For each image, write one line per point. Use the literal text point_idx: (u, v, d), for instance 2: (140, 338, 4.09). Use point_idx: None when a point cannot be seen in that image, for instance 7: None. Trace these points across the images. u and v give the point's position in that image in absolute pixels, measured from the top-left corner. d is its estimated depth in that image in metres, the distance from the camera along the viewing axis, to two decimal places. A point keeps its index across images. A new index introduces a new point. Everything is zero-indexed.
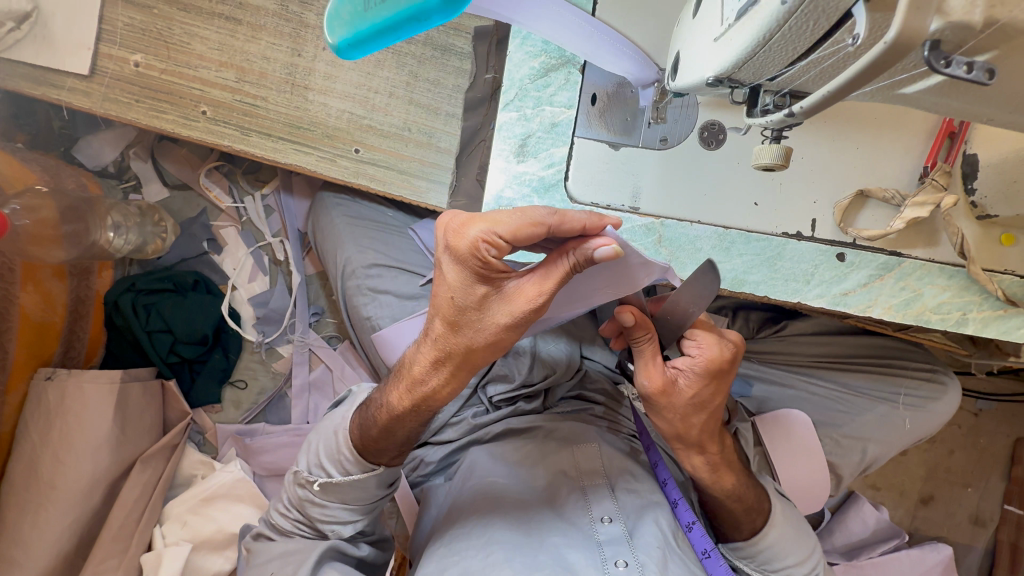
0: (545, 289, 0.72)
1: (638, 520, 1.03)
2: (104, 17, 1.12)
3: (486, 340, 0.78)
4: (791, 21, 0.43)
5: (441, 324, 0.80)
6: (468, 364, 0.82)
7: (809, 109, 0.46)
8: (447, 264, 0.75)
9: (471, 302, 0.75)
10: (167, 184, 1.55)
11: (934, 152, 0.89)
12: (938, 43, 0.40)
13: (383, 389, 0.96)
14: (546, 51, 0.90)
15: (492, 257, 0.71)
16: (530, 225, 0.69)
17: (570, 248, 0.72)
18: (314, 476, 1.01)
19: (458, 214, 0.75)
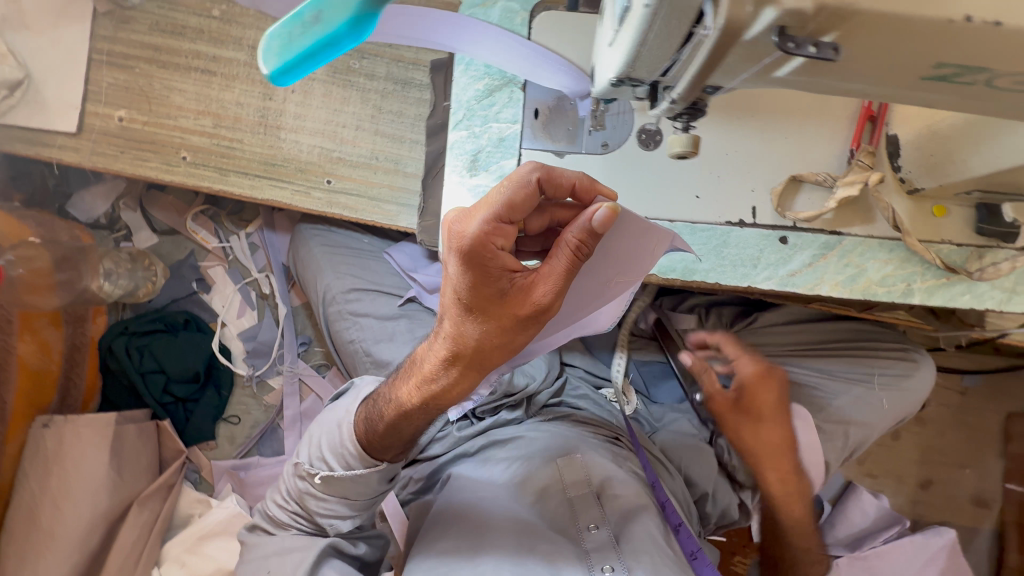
0: (553, 274, 0.75)
1: (626, 525, 1.01)
2: (90, 79, 1.22)
3: (499, 338, 0.79)
4: (656, 20, 0.49)
5: (450, 326, 0.82)
6: (477, 363, 0.83)
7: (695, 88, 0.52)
8: (451, 262, 0.78)
9: (482, 295, 0.77)
10: (156, 231, 1.62)
11: (858, 135, 0.95)
12: (782, 29, 0.46)
13: (392, 384, 0.97)
14: (489, 74, 0.98)
15: (497, 245, 0.75)
16: (525, 196, 0.75)
17: (569, 229, 0.74)
18: (315, 468, 1.05)
19: (460, 210, 0.79)
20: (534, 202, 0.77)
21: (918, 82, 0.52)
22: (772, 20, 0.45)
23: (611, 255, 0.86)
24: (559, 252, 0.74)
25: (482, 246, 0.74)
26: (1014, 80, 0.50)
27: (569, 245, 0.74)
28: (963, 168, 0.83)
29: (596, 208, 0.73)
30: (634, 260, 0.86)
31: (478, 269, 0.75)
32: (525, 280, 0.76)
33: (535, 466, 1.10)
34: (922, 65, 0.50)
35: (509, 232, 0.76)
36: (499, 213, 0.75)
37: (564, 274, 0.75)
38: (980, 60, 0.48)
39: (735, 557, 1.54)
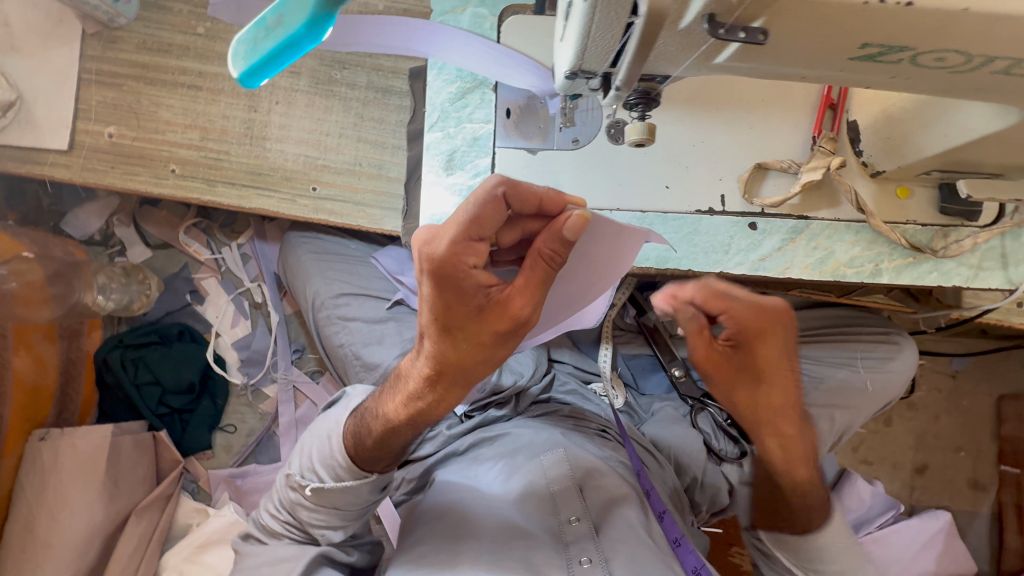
0: (528, 290, 0.72)
1: (605, 517, 1.02)
2: (80, 98, 1.26)
3: (480, 356, 0.77)
4: (597, 14, 0.53)
5: (430, 346, 0.78)
6: (459, 380, 0.80)
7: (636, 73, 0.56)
8: (424, 283, 0.73)
9: (459, 316, 0.73)
10: (150, 245, 1.66)
11: (819, 123, 0.98)
12: (712, 16, 0.51)
13: (379, 398, 0.95)
14: (461, 77, 1.02)
15: (469, 263, 0.70)
16: (496, 212, 0.71)
17: (539, 240, 0.71)
18: (307, 479, 1.02)
19: (432, 227, 0.74)
20: (504, 215, 0.72)
21: (849, 61, 0.57)
22: (703, 8, 0.50)
23: (586, 263, 0.85)
24: (533, 263, 0.72)
25: (454, 265, 0.70)
26: (934, 57, 0.55)
27: (542, 262, 0.72)
28: (915, 149, 0.85)
29: (565, 217, 0.70)
30: (609, 263, 0.84)
31: (452, 290, 0.71)
32: (500, 295, 0.73)
33: (522, 461, 1.11)
34: (850, 45, 0.54)
35: (483, 250, 0.71)
36: (466, 230, 0.70)
37: (539, 286, 0.72)
38: (900, 39, 0.53)
39: (733, 548, 1.55)
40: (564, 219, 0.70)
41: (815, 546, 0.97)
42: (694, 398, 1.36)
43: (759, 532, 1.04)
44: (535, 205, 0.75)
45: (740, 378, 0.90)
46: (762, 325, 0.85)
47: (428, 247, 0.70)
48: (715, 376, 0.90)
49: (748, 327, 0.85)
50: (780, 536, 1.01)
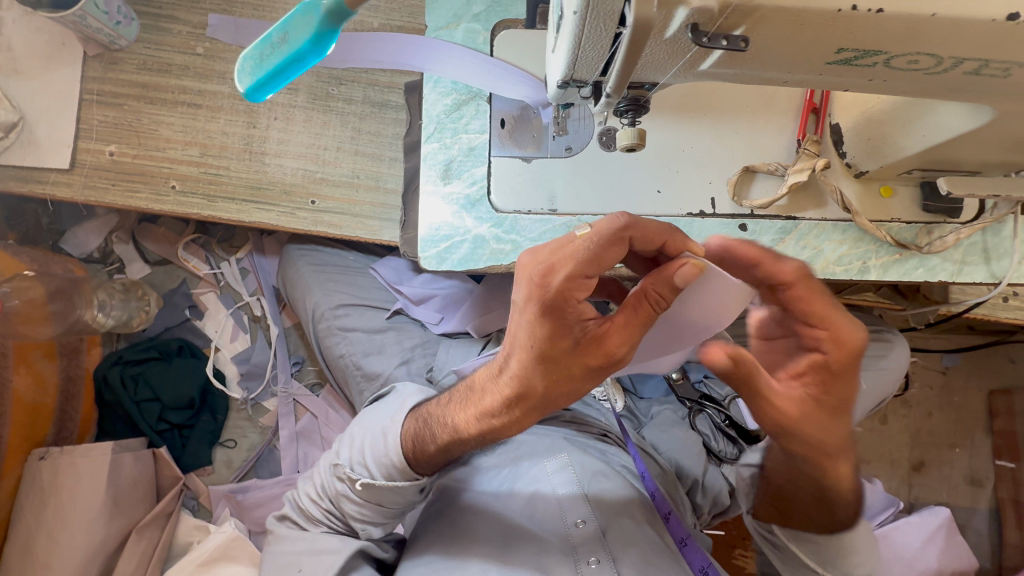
0: (630, 330, 0.71)
1: (613, 518, 1.02)
2: (81, 118, 1.28)
3: (567, 386, 0.76)
4: (587, 25, 0.55)
5: (517, 369, 0.78)
6: (540, 407, 0.80)
7: (624, 81, 0.59)
8: (525, 309, 0.74)
9: (555, 346, 0.73)
10: (149, 262, 1.67)
11: (803, 126, 1.02)
12: (695, 26, 0.54)
13: (447, 405, 0.93)
14: (456, 90, 1.05)
15: (579, 296, 0.70)
16: (613, 250, 0.70)
17: (649, 280, 0.70)
18: (356, 472, 1.01)
19: (540, 256, 0.74)
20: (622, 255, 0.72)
21: (826, 66, 0.60)
22: (689, 16, 0.53)
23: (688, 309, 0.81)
24: (638, 303, 0.71)
25: (562, 298, 0.70)
26: (906, 59, 0.58)
27: (648, 306, 0.71)
28: (895, 149, 0.88)
29: (679, 263, 0.70)
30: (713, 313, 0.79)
31: (554, 320, 0.71)
32: (599, 329, 0.72)
33: (527, 467, 1.12)
34: (827, 51, 0.57)
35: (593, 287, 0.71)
36: (581, 266, 0.70)
37: (640, 326, 0.71)
38: (874, 43, 0.56)
39: (735, 550, 1.56)
40: (677, 267, 0.70)
41: (838, 545, 0.89)
42: (693, 401, 1.38)
43: (772, 526, 0.94)
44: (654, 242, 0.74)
45: (825, 419, 0.77)
46: (857, 356, 0.74)
47: (543, 275, 0.70)
48: (797, 423, 0.76)
49: (841, 360, 0.74)
50: (802, 535, 0.92)
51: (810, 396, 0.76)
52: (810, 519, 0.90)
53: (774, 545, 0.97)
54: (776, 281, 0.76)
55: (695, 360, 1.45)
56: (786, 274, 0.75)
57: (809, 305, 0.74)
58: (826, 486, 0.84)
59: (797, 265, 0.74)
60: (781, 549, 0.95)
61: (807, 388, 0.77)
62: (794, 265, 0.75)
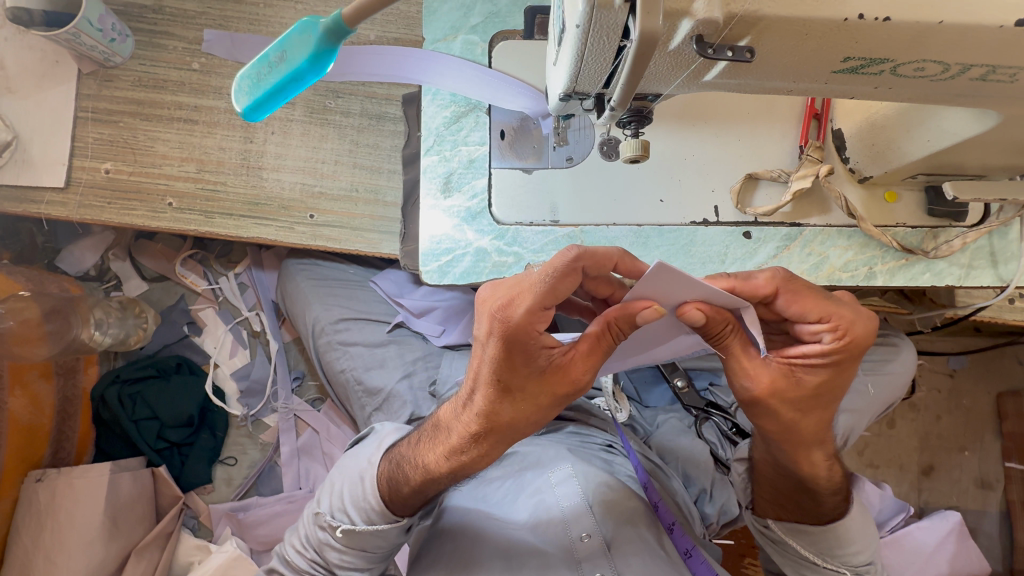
0: (591, 358, 0.72)
1: (617, 531, 1.00)
2: (76, 135, 1.27)
3: (533, 416, 0.76)
4: (590, 38, 0.54)
5: (483, 404, 0.76)
6: (507, 438, 0.79)
7: (627, 93, 0.58)
8: (488, 344, 0.72)
9: (520, 379, 0.72)
10: (146, 278, 1.65)
11: (805, 133, 1.01)
12: (700, 37, 0.53)
13: (417, 445, 0.91)
14: (455, 102, 1.04)
15: (539, 329, 0.70)
16: (569, 282, 0.69)
17: (612, 312, 0.71)
18: (337, 519, 0.99)
19: (498, 288, 0.72)
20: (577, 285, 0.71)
21: (834, 75, 0.59)
22: (693, 28, 0.52)
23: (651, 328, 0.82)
24: (600, 335, 0.72)
25: (524, 332, 0.69)
26: (915, 66, 0.57)
27: (609, 336, 0.72)
28: (900, 154, 0.87)
29: (643, 303, 0.69)
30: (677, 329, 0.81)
31: (517, 355, 0.70)
32: (563, 359, 0.72)
33: (530, 480, 1.09)
34: (834, 59, 0.56)
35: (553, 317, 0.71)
36: (540, 298, 0.69)
37: (602, 354, 0.73)
38: (881, 51, 0.55)
39: (745, 559, 1.54)
40: (638, 302, 0.70)
41: (834, 535, 0.90)
42: (699, 409, 1.37)
43: (768, 521, 0.95)
44: (605, 267, 0.74)
45: (808, 401, 0.75)
46: (857, 345, 0.72)
47: (503, 310, 0.69)
48: (771, 395, 0.74)
49: (840, 348, 0.72)
50: (798, 528, 0.92)
51: (794, 376, 0.74)
52: (799, 511, 0.92)
53: (773, 541, 0.97)
54: (758, 297, 0.74)
55: (700, 367, 1.44)
56: (762, 286, 0.74)
57: (800, 297, 0.73)
58: (817, 478, 0.85)
59: (771, 274, 0.74)
60: (778, 543, 0.96)
61: (795, 370, 0.74)
62: (768, 275, 0.74)
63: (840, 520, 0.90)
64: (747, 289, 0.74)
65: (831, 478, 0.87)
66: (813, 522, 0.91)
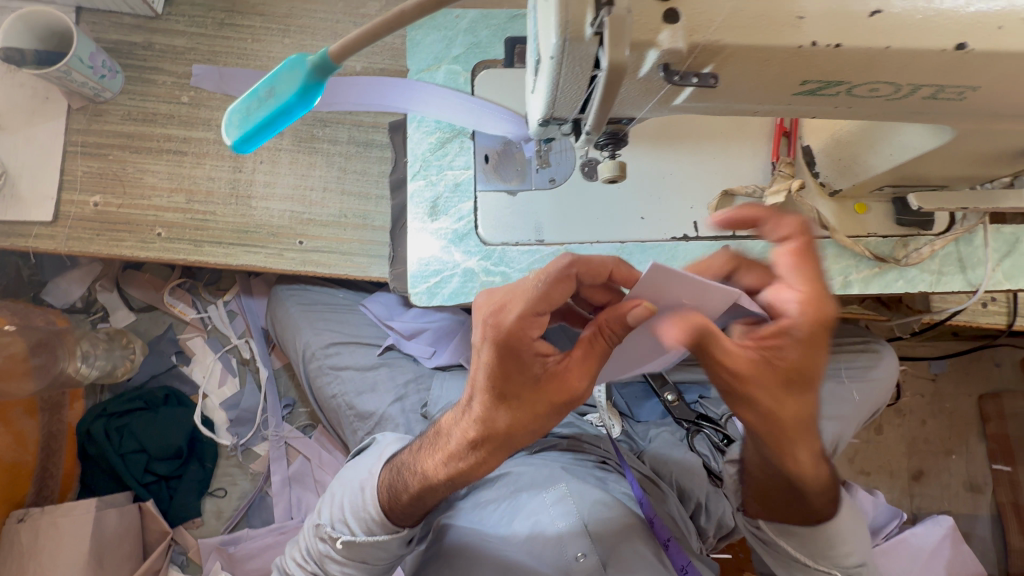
0: (587, 364, 0.74)
1: (615, 549, 1.00)
2: (65, 170, 1.28)
3: (531, 424, 0.76)
4: (564, 66, 0.58)
5: (479, 410, 0.78)
6: (505, 446, 0.79)
7: (600, 117, 0.61)
8: (483, 349, 0.75)
9: (515, 383, 0.74)
10: (133, 309, 1.64)
11: (776, 150, 1.06)
12: (667, 66, 0.57)
13: (416, 453, 0.92)
14: (440, 128, 1.07)
15: (533, 335, 0.73)
16: (561, 287, 0.74)
17: (603, 315, 0.73)
18: (337, 530, 0.99)
19: (494, 295, 0.76)
20: (570, 292, 0.75)
21: (793, 97, 0.63)
22: (662, 55, 0.56)
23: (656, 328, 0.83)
24: (594, 339, 0.74)
25: (518, 338, 0.72)
26: (868, 87, 0.61)
27: (604, 340, 0.73)
28: (865, 167, 0.91)
29: (632, 302, 0.71)
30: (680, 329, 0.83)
31: (511, 360, 0.73)
32: (558, 366, 0.74)
33: (525, 500, 1.09)
34: (792, 83, 0.60)
35: (546, 323, 0.74)
36: (533, 305, 0.72)
37: (597, 358, 0.74)
38: (835, 74, 0.59)
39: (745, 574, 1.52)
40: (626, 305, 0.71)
41: (826, 537, 0.89)
42: (689, 421, 1.36)
43: (760, 522, 0.93)
44: (600, 276, 0.80)
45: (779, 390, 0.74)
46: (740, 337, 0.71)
47: (497, 317, 0.72)
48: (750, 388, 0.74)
49: (806, 330, 0.72)
50: (787, 528, 0.92)
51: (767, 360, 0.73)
52: (794, 512, 0.90)
53: (762, 541, 0.97)
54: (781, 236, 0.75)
55: (689, 381, 1.46)
56: (785, 228, 0.75)
57: (801, 262, 0.74)
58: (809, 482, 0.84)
59: (799, 220, 0.74)
60: (768, 544, 0.96)
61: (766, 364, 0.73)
62: (795, 220, 0.74)
63: (830, 521, 0.89)
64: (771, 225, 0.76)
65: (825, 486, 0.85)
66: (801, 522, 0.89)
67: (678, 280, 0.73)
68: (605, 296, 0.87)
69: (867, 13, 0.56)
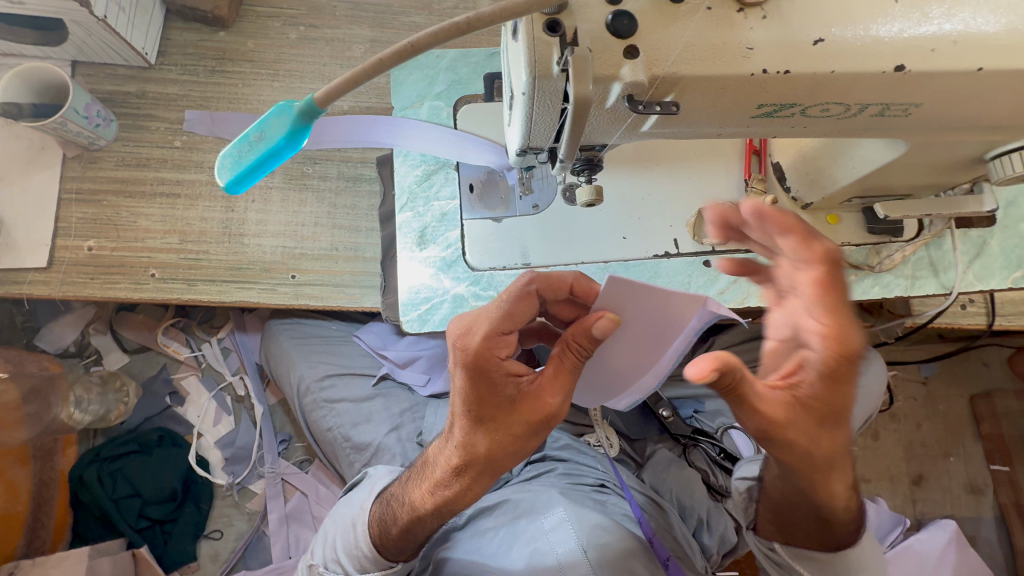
0: (560, 380, 0.76)
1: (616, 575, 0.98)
2: (59, 217, 1.30)
3: (510, 446, 0.77)
4: (535, 101, 0.62)
5: (460, 435, 0.79)
6: (489, 470, 0.80)
7: (571, 143, 0.65)
8: (455, 373, 0.78)
9: (490, 405, 0.75)
10: (127, 350, 1.64)
11: (748, 167, 1.10)
12: (631, 96, 0.61)
13: (404, 483, 0.93)
14: (425, 161, 1.13)
15: (499, 354, 0.76)
16: (523, 304, 0.79)
17: (570, 330, 0.75)
18: (331, 571, 0.99)
19: (463, 319, 0.81)
20: (532, 309, 0.80)
21: (752, 119, 0.67)
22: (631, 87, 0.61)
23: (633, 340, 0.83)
24: (562, 354, 0.75)
25: (485, 358, 0.75)
26: (820, 108, 0.66)
27: (573, 353, 0.75)
28: (832, 180, 0.95)
29: (596, 315, 0.73)
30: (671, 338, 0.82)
31: (482, 381, 0.75)
32: (530, 384, 0.76)
33: (524, 527, 1.09)
34: (749, 107, 0.65)
35: (513, 341, 0.77)
36: (497, 324, 0.77)
37: (568, 376, 0.75)
38: (788, 98, 0.64)
39: None
40: (590, 317, 0.74)
41: (846, 562, 0.88)
42: (687, 437, 1.39)
43: (772, 543, 0.92)
44: (561, 290, 0.83)
45: (811, 428, 0.75)
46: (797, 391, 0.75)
47: (463, 339, 0.76)
48: (784, 428, 0.73)
49: (841, 363, 0.73)
50: (804, 553, 0.90)
51: (797, 401, 0.74)
52: (810, 537, 0.89)
53: (778, 566, 0.94)
54: (805, 264, 0.73)
55: (683, 396, 1.47)
56: (812, 256, 0.72)
57: (828, 293, 0.72)
58: (828, 508, 0.84)
59: (825, 247, 0.71)
60: (783, 567, 0.93)
61: (793, 390, 0.75)
62: (821, 247, 0.71)
63: (851, 547, 0.89)
64: (797, 253, 0.73)
65: (848, 507, 0.85)
66: (819, 547, 0.88)
67: (644, 295, 0.76)
68: (572, 313, 0.88)
69: (810, 43, 0.61)
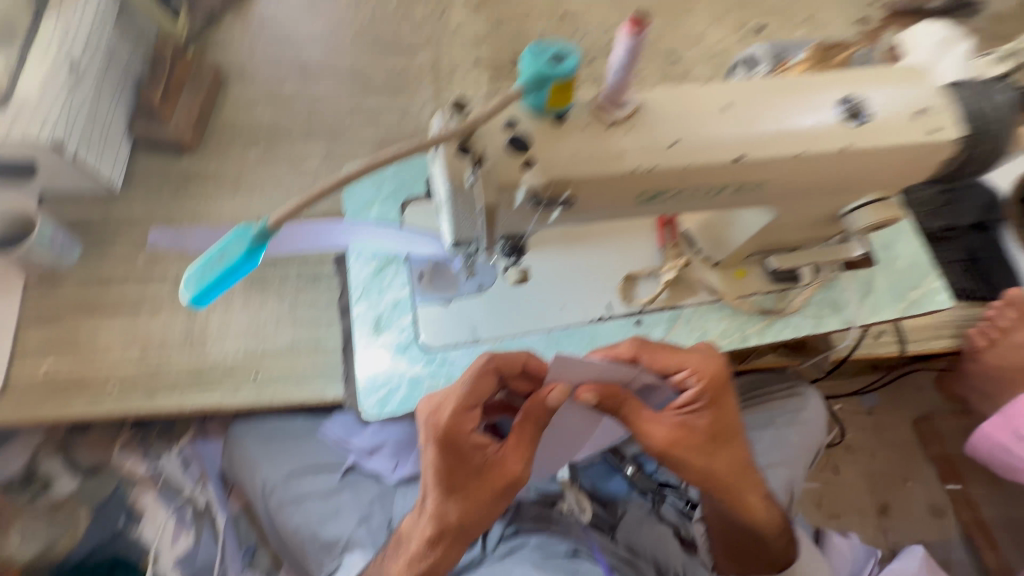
0: (520, 449, 0.89)
1: None
2: (15, 340, 1.29)
3: (479, 512, 0.90)
4: (456, 204, 0.75)
5: (433, 506, 0.91)
6: (459, 537, 0.93)
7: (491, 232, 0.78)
8: (428, 449, 0.88)
9: (460, 475, 0.88)
10: (78, 472, 1.53)
11: (661, 237, 1.24)
12: (533, 192, 0.74)
13: (381, 561, 1.02)
14: (377, 256, 1.23)
15: (467, 428, 0.86)
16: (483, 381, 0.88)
17: (528, 405, 0.89)
18: None
19: (430, 397, 0.89)
20: (492, 385, 0.89)
21: (638, 202, 0.83)
22: (531, 185, 0.74)
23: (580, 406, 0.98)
24: (523, 425, 0.89)
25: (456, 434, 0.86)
26: (687, 192, 0.83)
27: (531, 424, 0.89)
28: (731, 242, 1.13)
29: (549, 389, 0.87)
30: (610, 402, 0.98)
31: (453, 455, 0.87)
32: (495, 454, 0.89)
33: None
34: (632, 195, 0.80)
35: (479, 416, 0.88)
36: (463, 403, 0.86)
37: (528, 445, 0.90)
38: (660, 186, 0.80)
39: None
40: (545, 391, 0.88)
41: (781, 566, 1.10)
42: (653, 491, 1.44)
43: None
44: (517, 367, 0.93)
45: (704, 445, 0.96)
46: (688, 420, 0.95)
47: (434, 418, 0.86)
48: (676, 447, 0.93)
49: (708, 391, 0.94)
50: None
51: (686, 425, 0.94)
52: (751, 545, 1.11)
53: None
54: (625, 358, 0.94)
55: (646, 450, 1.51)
56: (624, 351, 0.94)
57: (654, 354, 0.94)
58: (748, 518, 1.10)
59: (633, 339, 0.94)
60: None
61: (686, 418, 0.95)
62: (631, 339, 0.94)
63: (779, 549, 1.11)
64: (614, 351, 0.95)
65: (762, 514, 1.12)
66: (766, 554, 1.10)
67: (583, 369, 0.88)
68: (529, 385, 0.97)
69: (666, 145, 0.77)
